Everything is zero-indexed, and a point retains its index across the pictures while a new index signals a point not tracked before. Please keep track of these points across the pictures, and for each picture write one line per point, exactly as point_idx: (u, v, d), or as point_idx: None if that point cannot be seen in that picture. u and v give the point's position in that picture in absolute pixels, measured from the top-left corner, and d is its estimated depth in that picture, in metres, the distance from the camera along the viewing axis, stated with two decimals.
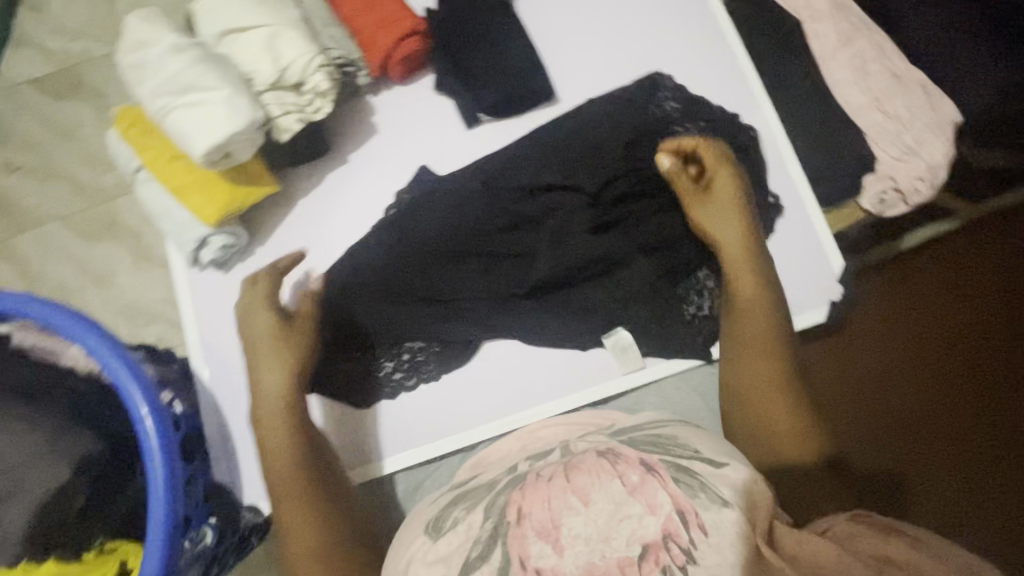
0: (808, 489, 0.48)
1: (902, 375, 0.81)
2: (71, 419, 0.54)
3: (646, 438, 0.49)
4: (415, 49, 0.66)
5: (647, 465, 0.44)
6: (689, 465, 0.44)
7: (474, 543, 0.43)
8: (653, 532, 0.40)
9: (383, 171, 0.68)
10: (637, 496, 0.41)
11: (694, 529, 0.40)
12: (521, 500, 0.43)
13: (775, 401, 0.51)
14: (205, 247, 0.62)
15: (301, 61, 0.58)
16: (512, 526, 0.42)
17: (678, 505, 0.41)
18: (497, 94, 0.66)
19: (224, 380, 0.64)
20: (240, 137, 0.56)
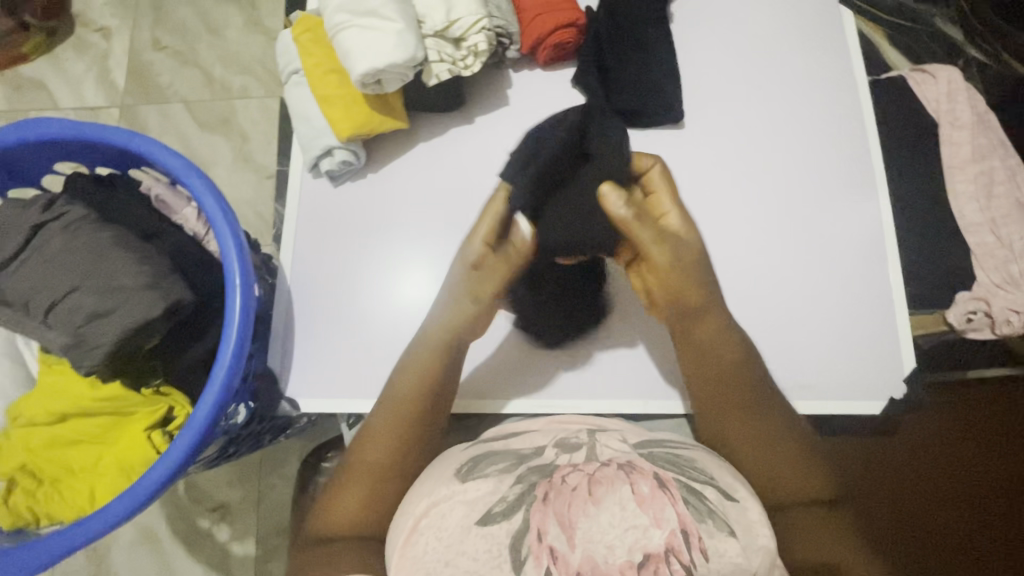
0: (798, 514, 0.54)
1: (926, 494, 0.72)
2: (173, 271, 0.57)
3: (663, 455, 0.52)
4: (567, 39, 0.70)
5: (659, 482, 0.47)
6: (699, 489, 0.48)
7: (501, 499, 0.49)
8: (656, 543, 0.43)
9: (501, 134, 0.71)
10: (645, 508, 0.44)
11: (696, 551, 0.44)
12: (550, 484, 0.47)
13: (778, 449, 0.57)
14: (328, 157, 0.66)
15: (469, 19, 0.62)
16: (538, 501, 0.47)
17: (683, 524, 0.44)
18: (630, 102, 0.69)
19: (301, 281, 0.67)
20: (394, 69, 0.60)
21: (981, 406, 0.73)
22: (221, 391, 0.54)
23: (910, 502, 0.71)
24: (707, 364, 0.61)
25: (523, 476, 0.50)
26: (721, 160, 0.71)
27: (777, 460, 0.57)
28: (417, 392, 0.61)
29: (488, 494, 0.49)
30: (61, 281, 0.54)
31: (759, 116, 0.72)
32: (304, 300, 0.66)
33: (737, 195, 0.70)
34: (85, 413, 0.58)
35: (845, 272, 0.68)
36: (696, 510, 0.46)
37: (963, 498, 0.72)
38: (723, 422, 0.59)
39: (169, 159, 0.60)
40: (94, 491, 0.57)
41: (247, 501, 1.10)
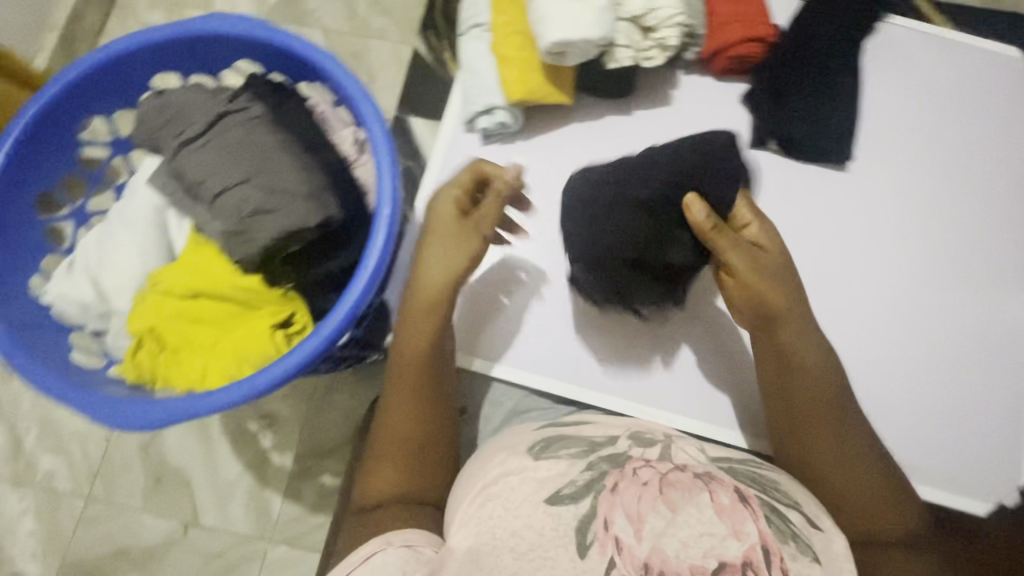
0: (895, 552, 0.48)
1: None
2: (330, 187, 0.59)
3: (741, 470, 0.52)
4: (751, 53, 0.67)
5: (739, 494, 0.47)
6: (783, 511, 0.48)
7: (572, 482, 0.48)
8: (733, 553, 0.43)
9: (656, 132, 0.70)
10: (724, 517, 0.45)
11: (776, 569, 0.43)
12: (621, 477, 0.48)
13: (861, 466, 0.52)
14: (487, 115, 0.67)
15: (668, 11, 0.61)
16: (610, 492, 0.47)
17: (764, 541, 0.44)
18: (799, 131, 0.67)
19: None
20: (584, 45, 0.59)
21: None
22: (349, 311, 0.57)
23: None
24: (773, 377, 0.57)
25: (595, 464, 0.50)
26: (874, 214, 0.68)
27: (862, 486, 0.51)
28: (415, 362, 0.57)
29: (562, 474, 0.49)
30: (233, 171, 0.57)
31: (927, 177, 0.69)
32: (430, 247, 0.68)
33: (882, 255, 0.67)
34: (218, 297, 0.62)
35: (979, 360, 0.65)
36: (778, 531, 0.46)
37: None
38: (798, 439, 0.55)
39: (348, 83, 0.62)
40: (208, 368, 0.61)
41: (296, 418, 1.15)
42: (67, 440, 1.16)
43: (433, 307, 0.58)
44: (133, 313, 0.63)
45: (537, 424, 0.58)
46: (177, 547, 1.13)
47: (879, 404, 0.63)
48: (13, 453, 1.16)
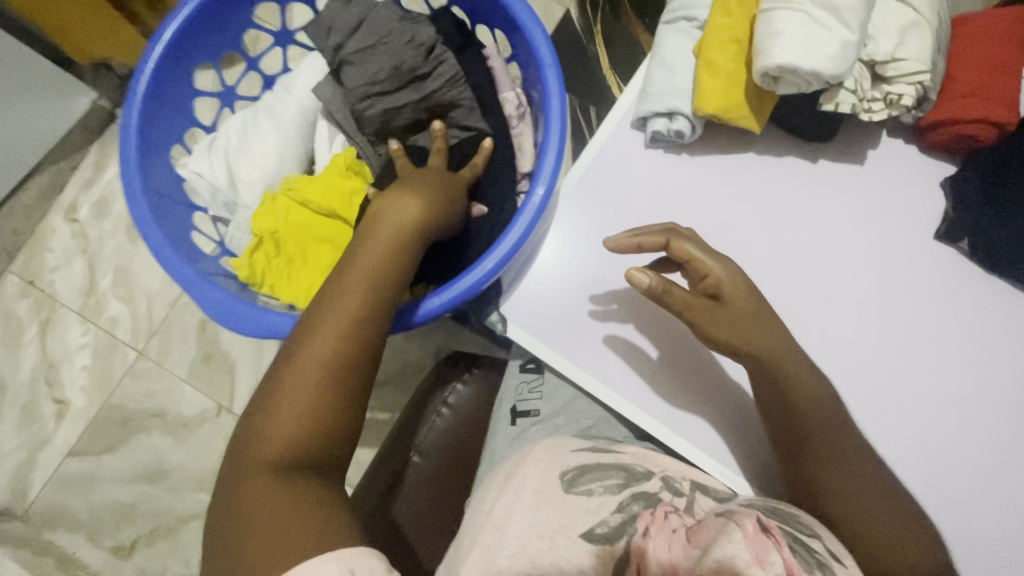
0: None
1: None
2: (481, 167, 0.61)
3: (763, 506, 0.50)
4: (978, 136, 0.59)
5: (761, 526, 0.45)
6: (806, 542, 0.45)
7: (603, 520, 0.49)
8: None
9: (835, 190, 0.64)
10: (749, 546, 0.43)
11: None
12: (649, 523, 0.48)
13: (870, 505, 0.49)
14: (664, 119, 0.62)
15: (913, 66, 0.54)
16: (639, 538, 0.47)
17: (789, 569, 0.42)
18: (1001, 241, 0.59)
19: (568, 215, 0.65)
20: (806, 77, 0.53)
21: None
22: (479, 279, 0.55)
23: None
24: (774, 418, 0.54)
25: (624, 503, 0.50)
26: None
27: (896, 533, 0.48)
28: (364, 269, 0.48)
29: (591, 510, 0.49)
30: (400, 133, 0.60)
31: None
32: (561, 236, 0.65)
33: None
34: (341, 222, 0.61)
35: None
36: (804, 559, 0.44)
37: None
38: (807, 475, 0.51)
39: (540, 48, 0.58)
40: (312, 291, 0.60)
41: None
42: (139, 293, 1.20)
43: (365, 303, 0.47)
44: (263, 211, 0.63)
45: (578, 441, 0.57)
46: (207, 424, 1.17)
47: (987, 558, 0.56)
48: (87, 289, 1.21)
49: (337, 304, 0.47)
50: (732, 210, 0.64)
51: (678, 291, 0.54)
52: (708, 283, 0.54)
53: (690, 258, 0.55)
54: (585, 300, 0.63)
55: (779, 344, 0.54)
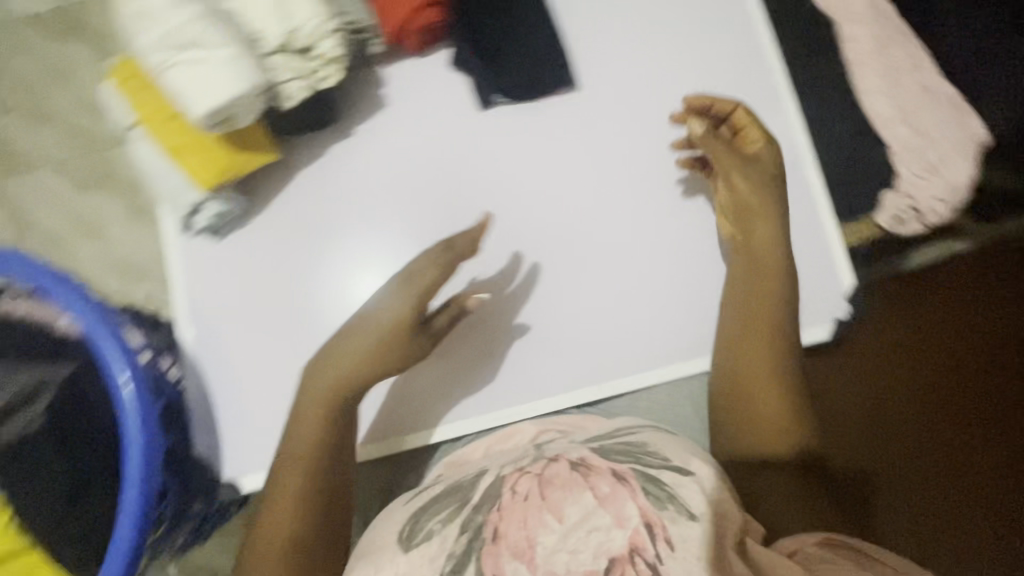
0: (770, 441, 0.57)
1: (927, 416, 0.84)
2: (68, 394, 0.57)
3: (619, 447, 0.50)
4: (432, 20, 0.62)
5: (616, 476, 0.46)
6: (657, 475, 0.46)
7: (449, 556, 0.46)
8: (620, 544, 0.42)
9: (384, 142, 0.65)
10: (608, 508, 0.44)
11: (662, 542, 0.42)
12: (498, 519, 0.45)
13: (762, 369, 0.57)
14: (198, 213, 0.60)
15: (311, 24, 0.54)
16: (486, 544, 0.44)
17: (645, 517, 0.43)
18: (516, 78, 0.64)
19: (210, 352, 0.62)
20: (242, 102, 0.53)
21: (930, 310, 0.84)
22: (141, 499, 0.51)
23: (914, 420, 0.85)
24: (748, 306, 0.59)
25: (467, 522, 0.47)
26: (619, 116, 0.66)
27: (765, 385, 0.57)
28: (307, 441, 0.56)
29: (433, 555, 0.46)
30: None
31: (651, 58, 0.66)
32: (379, 263, 0.63)
33: (646, 152, 0.65)
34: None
35: None
36: (657, 497, 0.45)
37: (937, 397, 0.85)
38: (753, 362, 0.58)
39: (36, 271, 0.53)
40: None
41: None
42: None
43: (318, 442, 0.56)
44: None
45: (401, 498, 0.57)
46: None
47: (701, 295, 0.63)
48: None
49: (303, 421, 0.56)
50: (325, 227, 0.64)
51: (737, 161, 0.61)
52: (747, 133, 0.61)
53: (739, 121, 0.61)
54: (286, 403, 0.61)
55: (767, 215, 0.60)
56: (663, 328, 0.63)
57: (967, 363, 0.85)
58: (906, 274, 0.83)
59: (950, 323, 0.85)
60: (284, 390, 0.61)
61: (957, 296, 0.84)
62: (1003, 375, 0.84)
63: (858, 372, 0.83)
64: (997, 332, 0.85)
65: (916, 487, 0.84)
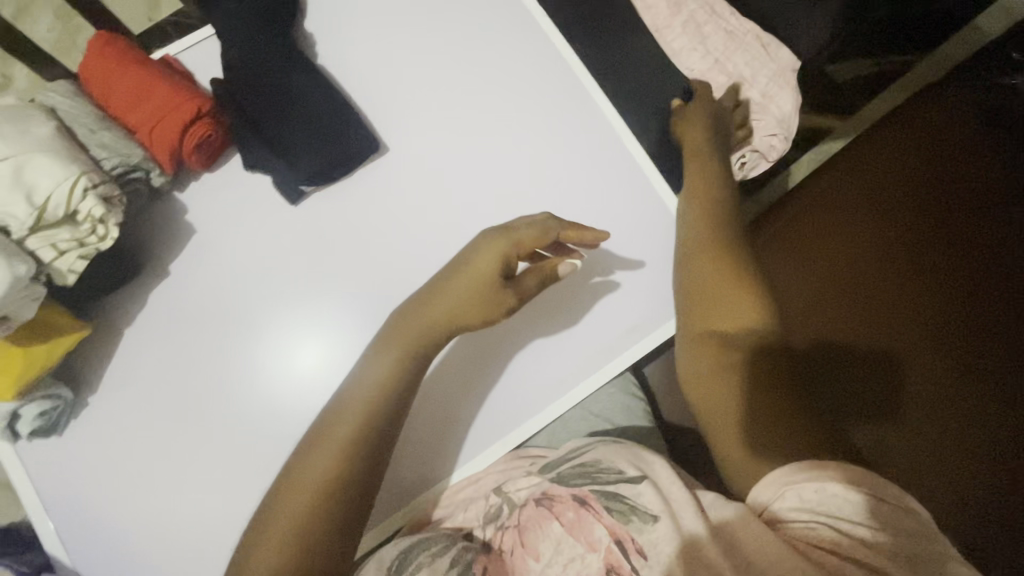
0: (763, 371, 0.53)
1: (879, 270, 0.69)
2: None
3: (574, 471, 0.60)
4: (206, 133, 0.59)
5: (580, 502, 0.56)
6: (614, 489, 0.56)
7: None
8: (597, 565, 0.51)
9: (212, 268, 0.61)
10: (578, 537, 0.54)
11: (635, 554, 0.50)
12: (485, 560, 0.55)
13: (741, 296, 0.56)
14: (19, 421, 0.54)
15: (62, 189, 0.50)
16: None
17: (614, 534, 0.52)
18: (314, 161, 0.60)
19: (95, 555, 0.56)
20: (10, 300, 0.48)
21: (826, 217, 0.73)
22: None
23: (844, 300, 0.69)
24: (694, 249, 0.59)
25: (456, 561, 0.56)
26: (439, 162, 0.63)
27: (726, 310, 0.56)
28: (335, 459, 0.48)
29: None
30: None
31: (450, 96, 0.65)
32: (319, 337, 0.60)
33: (479, 189, 0.63)
34: None
35: (609, 189, 0.63)
36: (621, 513, 0.54)
37: (869, 252, 0.70)
38: (724, 305, 0.56)
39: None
40: None
41: None
42: None
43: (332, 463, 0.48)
44: None
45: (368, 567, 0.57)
46: None
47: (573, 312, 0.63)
48: None
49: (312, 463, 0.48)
50: (173, 377, 0.58)
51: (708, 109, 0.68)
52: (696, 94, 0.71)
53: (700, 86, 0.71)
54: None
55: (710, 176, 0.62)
56: (548, 358, 0.62)
57: (933, 211, 0.69)
58: (777, 205, 0.77)
59: (857, 195, 0.72)
60: (189, 564, 0.56)
61: (813, 193, 0.75)
62: (961, 218, 0.68)
63: (788, 258, 0.73)
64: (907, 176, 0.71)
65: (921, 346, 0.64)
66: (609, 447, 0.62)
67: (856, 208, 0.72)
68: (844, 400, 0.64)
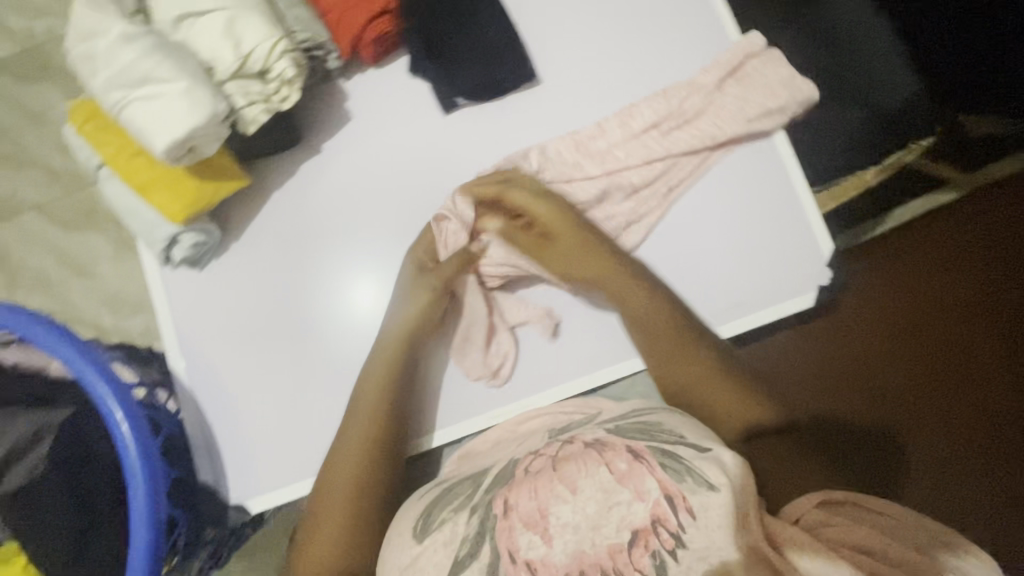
0: (769, 444, 0.56)
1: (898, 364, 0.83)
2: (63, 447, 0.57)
3: (634, 426, 0.55)
4: (386, 29, 0.62)
5: (633, 453, 0.50)
6: (671, 450, 0.51)
7: (464, 540, 0.51)
8: (641, 517, 0.47)
9: (358, 156, 0.65)
10: (627, 483, 0.48)
11: (684, 511, 0.47)
12: (509, 494, 0.51)
13: (719, 391, 0.59)
14: (175, 246, 0.60)
15: (263, 45, 0.54)
16: (500, 518, 0.50)
17: (665, 489, 0.47)
18: (475, 77, 0.63)
19: (204, 382, 0.63)
20: (202, 132, 0.52)
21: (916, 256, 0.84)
22: (148, 529, 0.51)
23: (889, 375, 0.84)
24: (657, 355, 0.60)
25: (479, 504, 0.53)
26: (587, 103, 0.66)
27: (724, 399, 0.58)
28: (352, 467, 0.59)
29: (449, 540, 0.52)
30: None
31: (611, 43, 0.66)
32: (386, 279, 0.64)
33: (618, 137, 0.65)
34: None
35: (743, 165, 0.64)
36: (676, 471, 0.49)
37: (901, 358, 0.84)
38: (694, 385, 0.59)
39: (30, 326, 0.54)
40: None
41: None
42: None
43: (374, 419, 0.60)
44: None
45: (423, 491, 0.60)
46: None
47: (679, 275, 0.65)
48: None
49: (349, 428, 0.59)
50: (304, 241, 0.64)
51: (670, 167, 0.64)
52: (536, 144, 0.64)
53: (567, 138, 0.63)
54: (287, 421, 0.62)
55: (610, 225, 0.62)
56: None
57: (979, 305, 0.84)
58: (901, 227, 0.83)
59: (900, 287, 0.84)
60: (282, 412, 0.62)
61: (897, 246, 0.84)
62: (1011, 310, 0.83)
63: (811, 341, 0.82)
64: (999, 257, 0.84)
65: (926, 437, 0.83)
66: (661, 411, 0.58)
67: (946, 252, 0.84)
68: (862, 445, 0.82)
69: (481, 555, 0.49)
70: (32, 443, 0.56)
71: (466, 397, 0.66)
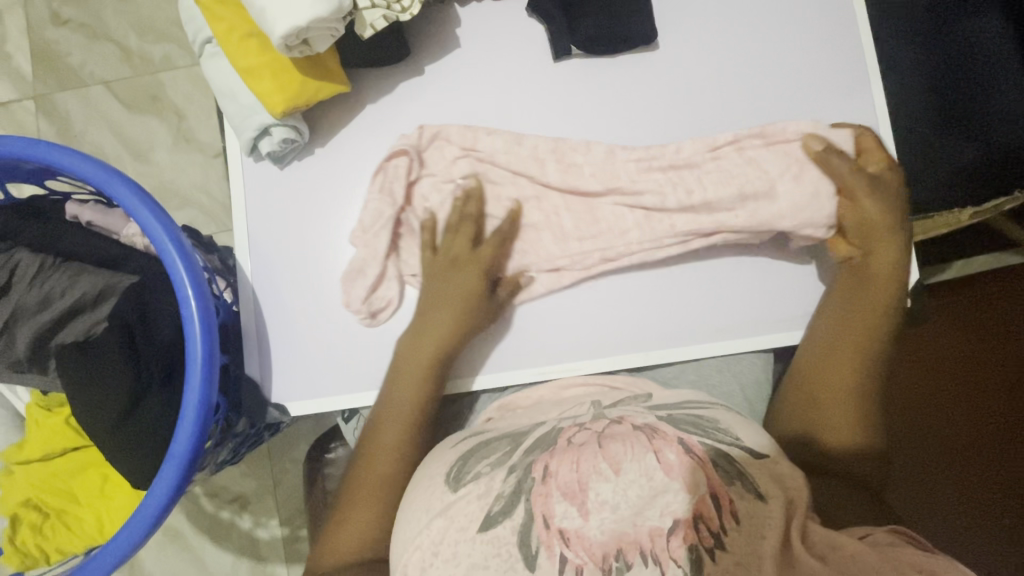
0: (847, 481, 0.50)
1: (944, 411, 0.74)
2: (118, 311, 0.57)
3: (683, 418, 0.47)
4: None
5: (684, 445, 0.42)
6: (727, 451, 0.43)
7: (498, 497, 0.43)
8: (684, 510, 0.39)
9: (458, 87, 0.63)
10: (673, 475, 0.40)
11: (727, 515, 0.39)
12: (550, 459, 0.43)
13: (845, 391, 0.54)
14: (265, 137, 0.59)
15: None
16: (538, 483, 0.42)
17: (712, 489, 0.40)
18: (594, 28, 0.61)
19: (267, 280, 0.63)
20: (321, 25, 0.51)
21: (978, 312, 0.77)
22: (198, 412, 0.52)
23: (935, 421, 0.73)
24: (846, 327, 0.56)
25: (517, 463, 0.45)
26: (699, 80, 0.63)
27: (839, 406, 0.53)
28: (387, 440, 0.55)
29: (481, 495, 0.44)
30: (45, 350, 0.59)
31: (738, 23, 0.63)
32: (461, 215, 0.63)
33: (723, 121, 0.63)
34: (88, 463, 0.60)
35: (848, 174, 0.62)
36: (724, 472, 0.42)
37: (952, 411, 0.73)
38: (826, 387, 0.54)
39: (115, 187, 0.53)
40: (109, 514, 0.58)
41: (265, 489, 0.99)
42: None
43: (423, 410, 0.56)
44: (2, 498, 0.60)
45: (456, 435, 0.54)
46: None
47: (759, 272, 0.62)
48: None
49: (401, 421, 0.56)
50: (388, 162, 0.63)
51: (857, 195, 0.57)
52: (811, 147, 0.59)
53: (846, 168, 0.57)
54: (341, 333, 0.62)
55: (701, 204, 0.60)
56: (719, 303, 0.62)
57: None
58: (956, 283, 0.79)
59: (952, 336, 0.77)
60: (336, 325, 0.62)
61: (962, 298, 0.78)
62: None
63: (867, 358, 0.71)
64: None
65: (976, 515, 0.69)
66: (698, 399, 0.52)
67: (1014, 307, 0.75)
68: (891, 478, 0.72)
69: (515, 514, 0.42)
70: (93, 297, 0.58)
71: (511, 348, 0.63)
